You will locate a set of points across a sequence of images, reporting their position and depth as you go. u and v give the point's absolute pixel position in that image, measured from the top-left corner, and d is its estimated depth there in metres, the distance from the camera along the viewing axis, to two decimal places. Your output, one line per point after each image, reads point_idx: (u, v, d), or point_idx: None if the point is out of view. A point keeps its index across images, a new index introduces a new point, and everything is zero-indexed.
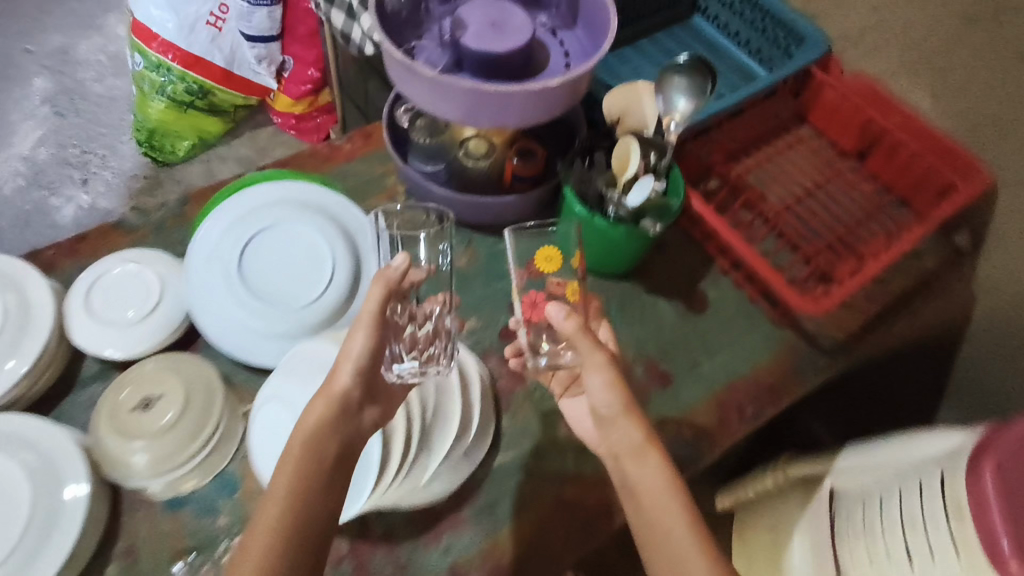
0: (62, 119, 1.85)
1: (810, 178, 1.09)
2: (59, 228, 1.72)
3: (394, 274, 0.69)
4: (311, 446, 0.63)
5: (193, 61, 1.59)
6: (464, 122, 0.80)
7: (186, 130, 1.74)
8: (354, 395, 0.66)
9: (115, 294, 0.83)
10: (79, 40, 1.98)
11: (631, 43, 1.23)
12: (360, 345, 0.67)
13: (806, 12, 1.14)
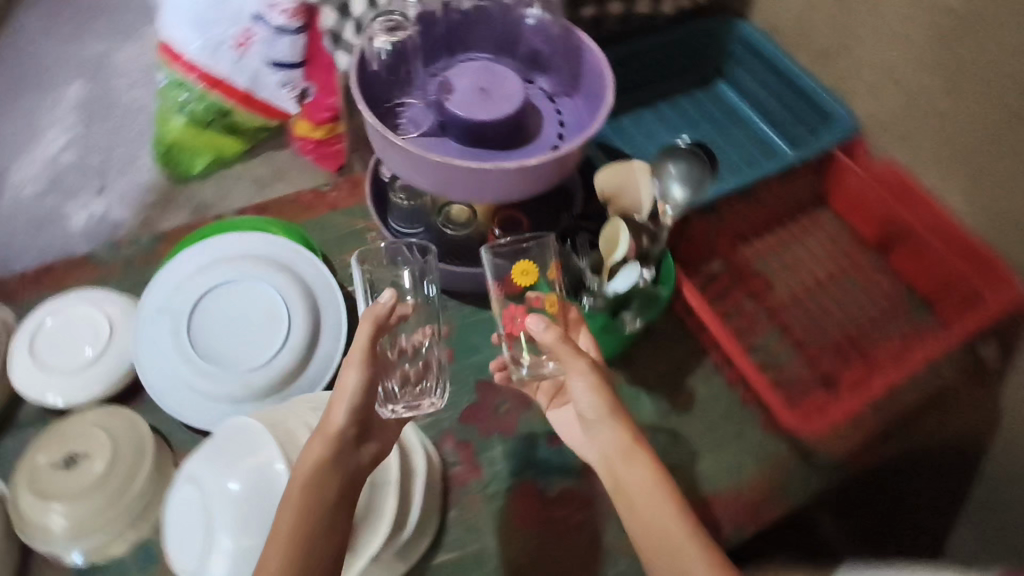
0: (90, 127, 1.72)
1: (826, 268, 1.00)
2: (69, 237, 1.53)
3: (383, 309, 0.66)
4: (312, 488, 0.60)
5: (213, 80, 1.37)
6: (438, 193, 0.75)
7: (204, 147, 1.46)
8: (349, 435, 0.64)
9: (64, 338, 0.80)
10: (116, 50, 1.89)
11: (648, 105, 1.15)
12: (355, 383, 0.64)
13: (834, 89, 1.06)
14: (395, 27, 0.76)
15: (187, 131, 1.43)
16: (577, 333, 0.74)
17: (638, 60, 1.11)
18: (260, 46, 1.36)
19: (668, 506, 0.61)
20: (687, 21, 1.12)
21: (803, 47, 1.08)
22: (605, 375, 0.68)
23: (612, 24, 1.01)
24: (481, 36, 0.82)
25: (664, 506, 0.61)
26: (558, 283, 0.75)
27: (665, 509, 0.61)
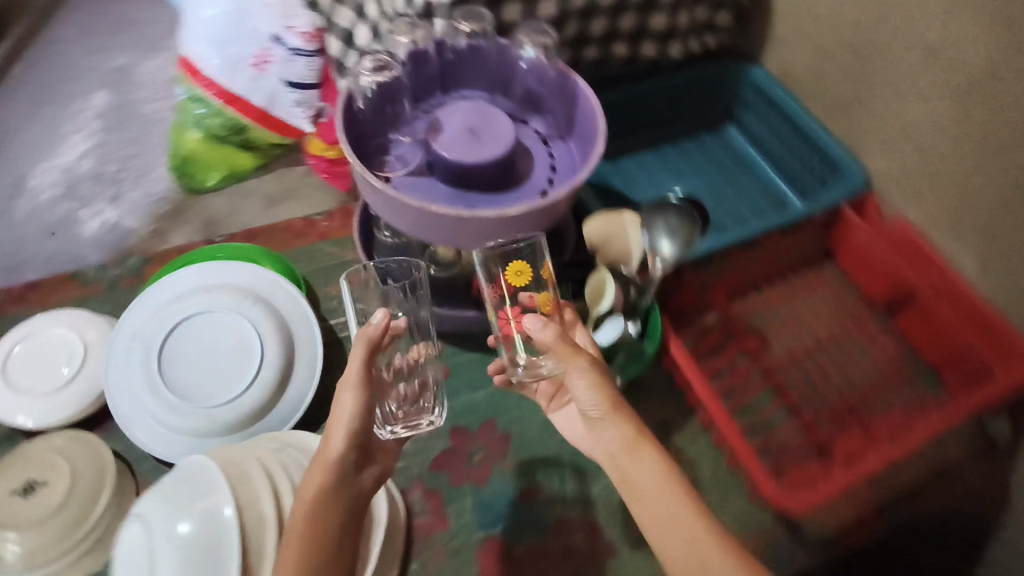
0: (109, 134, 1.58)
1: (829, 328, 0.96)
2: (79, 247, 1.39)
3: (373, 330, 0.64)
4: (315, 518, 0.60)
5: (232, 98, 1.30)
6: (419, 236, 0.74)
7: (218, 162, 1.40)
8: (348, 459, 0.63)
9: (39, 359, 0.80)
10: (144, 59, 1.73)
11: (655, 146, 1.13)
12: (350, 408, 0.63)
13: (846, 141, 1.02)
14: (383, 66, 0.75)
15: (202, 145, 1.38)
16: (574, 330, 0.69)
17: (644, 101, 1.08)
18: (281, 69, 1.28)
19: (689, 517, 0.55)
20: (698, 64, 1.09)
21: (816, 97, 1.04)
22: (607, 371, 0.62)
23: (615, 66, 0.98)
24: (476, 75, 0.81)
25: (683, 520, 0.55)
26: (553, 283, 0.69)
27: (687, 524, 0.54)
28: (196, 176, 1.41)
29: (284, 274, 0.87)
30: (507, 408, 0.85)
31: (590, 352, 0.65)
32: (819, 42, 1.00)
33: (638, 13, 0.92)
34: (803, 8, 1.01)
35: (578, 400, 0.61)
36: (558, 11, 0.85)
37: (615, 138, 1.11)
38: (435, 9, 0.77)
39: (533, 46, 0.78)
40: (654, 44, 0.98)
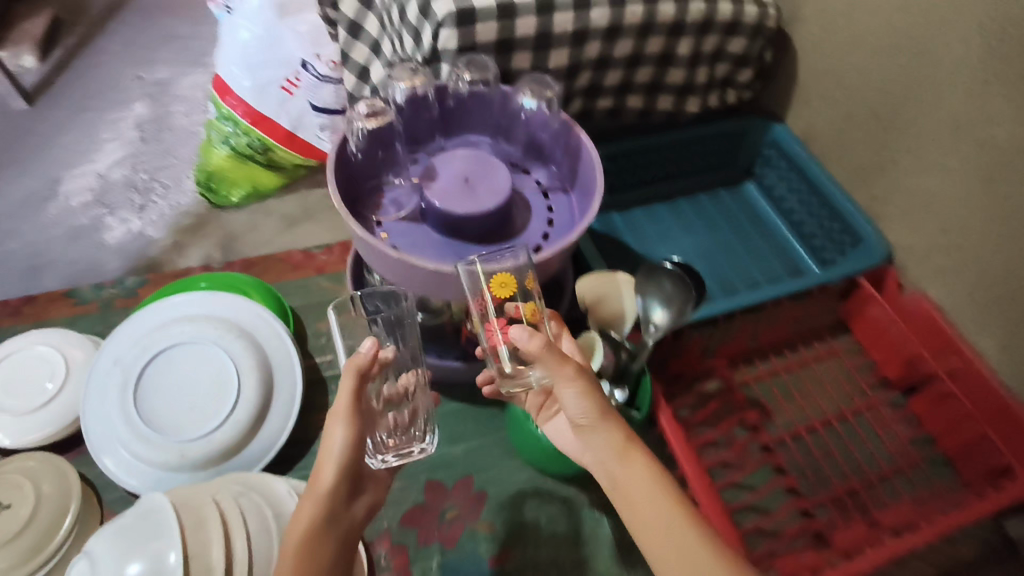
0: (144, 145, 1.54)
1: (839, 406, 0.90)
2: (103, 254, 1.35)
3: (364, 359, 0.58)
4: (308, 554, 0.53)
5: (258, 118, 1.29)
6: (402, 285, 0.72)
7: (241, 178, 1.38)
8: (339, 492, 0.57)
9: (20, 379, 0.79)
10: (183, 74, 1.70)
11: (668, 199, 1.10)
12: (340, 439, 0.56)
13: (868, 208, 0.97)
14: (376, 114, 0.73)
15: (227, 161, 1.36)
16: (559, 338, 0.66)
17: (659, 153, 1.05)
18: (308, 94, 1.27)
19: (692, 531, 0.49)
20: (718, 119, 1.06)
21: (838, 162, 1.00)
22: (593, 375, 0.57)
23: (628, 116, 0.97)
24: (480, 119, 0.81)
25: (683, 531, 0.49)
26: (538, 291, 0.65)
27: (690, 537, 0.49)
28: (221, 192, 1.40)
29: (274, 311, 0.86)
30: (486, 466, 0.82)
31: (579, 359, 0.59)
32: (843, 105, 0.96)
33: (653, 67, 0.90)
34: (826, 70, 0.97)
35: (565, 408, 0.56)
36: (568, 63, 0.83)
37: (628, 189, 1.09)
38: (442, 53, 0.76)
39: (533, 95, 0.76)
40: (671, 97, 0.96)
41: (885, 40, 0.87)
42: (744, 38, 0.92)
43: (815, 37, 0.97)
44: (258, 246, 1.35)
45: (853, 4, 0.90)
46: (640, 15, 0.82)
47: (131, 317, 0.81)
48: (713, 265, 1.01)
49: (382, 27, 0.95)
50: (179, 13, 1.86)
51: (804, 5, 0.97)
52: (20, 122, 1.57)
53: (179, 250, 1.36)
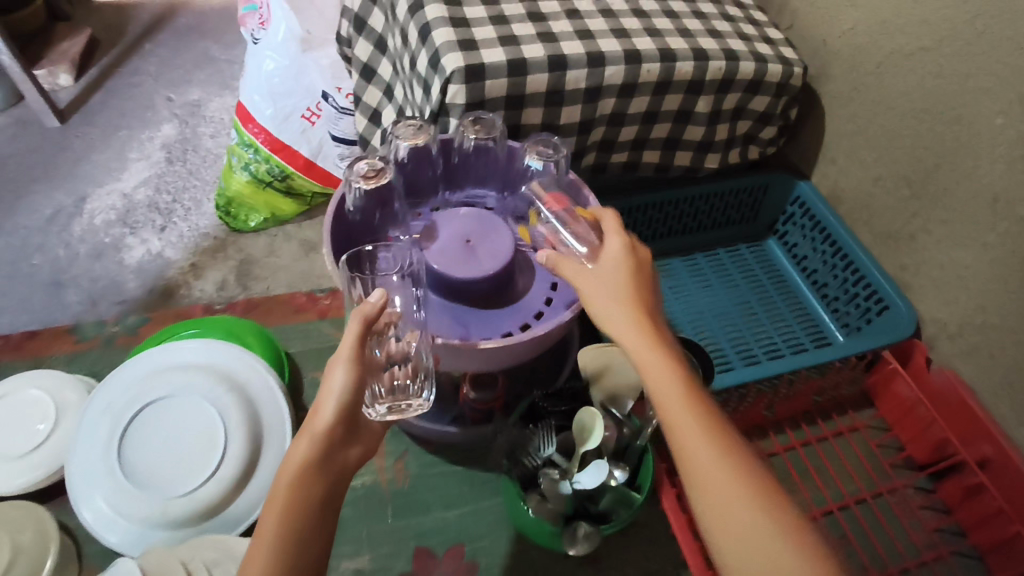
0: (169, 165, 1.53)
1: (859, 488, 0.84)
2: (120, 276, 1.33)
3: (371, 307, 0.53)
4: (295, 500, 0.48)
5: (279, 146, 1.25)
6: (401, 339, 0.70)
7: (260, 204, 1.37)
8: (338, 433, 0.51)
9: (13, 420, 0.78)
10: (213, 96, 1.69)
11: (684, 253, 1.06)
12: (341, 383, 0.51)
13: (897, 277, 0.92)
14: (375, 174, 0.68)
15: (247, 188, 1.34)
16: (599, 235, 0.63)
17: (677, 206, 1.02)
18: (329, 124, 1.23)
19: (705, 434, 0.49)
20: (739, 174, 1.03)
21: (865, 226, 0.95)
22: (626, 282, 0.57)
23: (645, 171, 0.94)
24: (486, 173, 0.79)
25: (695, 430, 0.49)
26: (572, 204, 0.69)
27: (702, 440, 0.49)
28: (239, 216, 1.39)
29: (270, 362, 0.84)
30: (480, 536, 0.77)
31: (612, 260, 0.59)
32: (872, 167, 0.92)
33: (672, 123, 0.87)
34: (854, 129, 0.93)
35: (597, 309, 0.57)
36: (582, 119, 0.81)
37: (645, 241, 1.05)
38: (449, 107, 0.74)
39: (539, 156, 0.72)
40: (690, 152, 0.93)
41: (916, 104, 0.83)
42: (767, 96, 0.89)
43: (843, 95, 0.93)
44: (275, 270, 1.34)
45: (883, 65, 0.86)
46: (657, 73, 0.79)
47: (126, 361, 0.79)
48: (731, 327, 0.96)
49: (394, 72, 0.92)
50: (215, 37, 1.86)
51: (831, 62, 0.93)
52: (50, 139, 1.56)
53: (196, 274, 1.35)
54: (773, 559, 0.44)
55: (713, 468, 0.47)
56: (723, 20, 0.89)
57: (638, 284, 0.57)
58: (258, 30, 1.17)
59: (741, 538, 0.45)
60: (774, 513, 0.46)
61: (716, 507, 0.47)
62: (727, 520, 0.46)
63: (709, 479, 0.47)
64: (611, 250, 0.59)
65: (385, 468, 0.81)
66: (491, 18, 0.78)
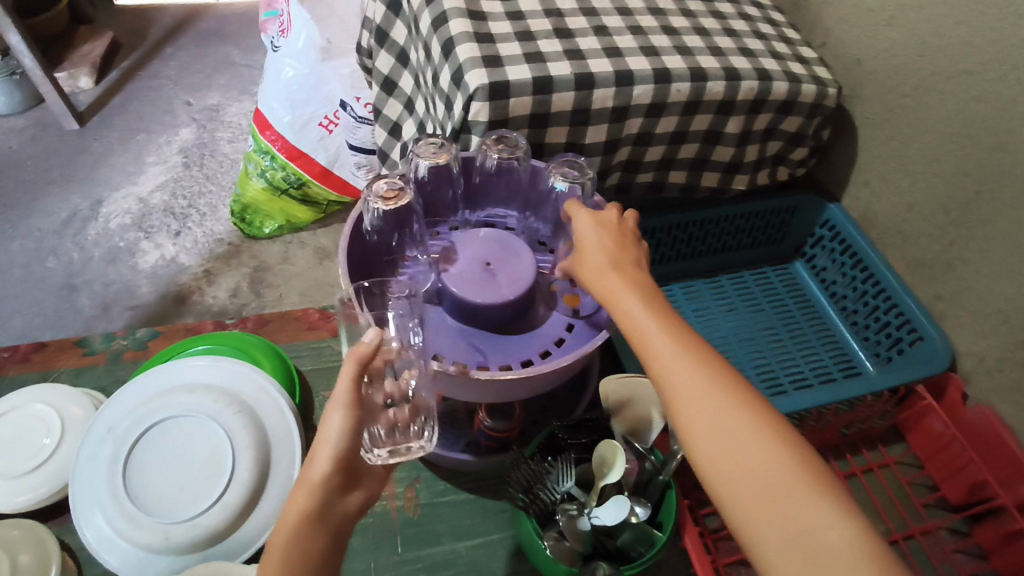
0: (185, 170, 1.52)
1: (890, 528, 0.79)
2: (133, 282, 1.32)
3: (367, 348, 0.50)
4: (295, 554, 0.46)
5: (296, 154, 1.23)
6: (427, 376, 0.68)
7: (275, 211, 1.35)
8: (336, 481, 0.48)
9: (17, 435, 0.76)
10: (232, 102, 1.69)
11: (708, 275, 1.03)
12: (337, 431, 0.48)
13: (931, 307, 0.88)
14: (395, 194, 0.66)
15: (263, 195, 1.32)
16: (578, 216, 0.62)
17: (701, 228, 0.99)
18: (347, 133, 1.20)
19: (689, 360, 0.49)
20: (767, 195, 1.00)
21: (898, 252, 0.92)
22: (604, 251, 0.58)
23: (670, 191, 0.93)
24: (509, 193, 0.77)
25: (673, 355, 0.49)
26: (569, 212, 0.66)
27: (685, 365, 0.48)
28: (254, 222, 1.38)
29: (280, 380, 0.82)
30: (492, 569, 0.74)
31: (595, 236, 0.60)
32: (906, 193, 0.89)
33: (699, 143, 0.85)
34: (888, 152, 0.90)
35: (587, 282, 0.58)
36: (607, 138, 0.79)
37: (667, 262, 1.02)
38: (472, 125, 0.72)
39: (564, 178, 0.69)
40: (716, 173, 0.91)
41: (955, 129, 0.80)
42: (799, 117, 0.86)
43: (878, 118, 0.90)
44: (289, 278, 1.34)
45: (921, 87, 0.83)
46: (687, 93, 0.77)
47: (135, 377, 0.77)
48: (756, 354, 0.92)
49: (415, 86, 0.90)
50: (235, 42, 1.86)
51: (865, 83, 0.90)
52: (69, 142, 1.56)
53: (209, 280, 1.33)
54: (756, 462, 0.44)
55: (698, 390, 0.47)
56: (754, 37, 0.86)
57: (611, 242, 0.59)
58: (278, 37, 1.14)
59: (731, 449, 0.45)
60: (759, 418, 0.46)
61: (704, 423, 0.46)
62: (715, 434, 0.45)
63: (695, 399, 0.47)
64: (582, 221, 0.61)
65: (395, 494, 0.78)
66: (516, 34, 0.76)
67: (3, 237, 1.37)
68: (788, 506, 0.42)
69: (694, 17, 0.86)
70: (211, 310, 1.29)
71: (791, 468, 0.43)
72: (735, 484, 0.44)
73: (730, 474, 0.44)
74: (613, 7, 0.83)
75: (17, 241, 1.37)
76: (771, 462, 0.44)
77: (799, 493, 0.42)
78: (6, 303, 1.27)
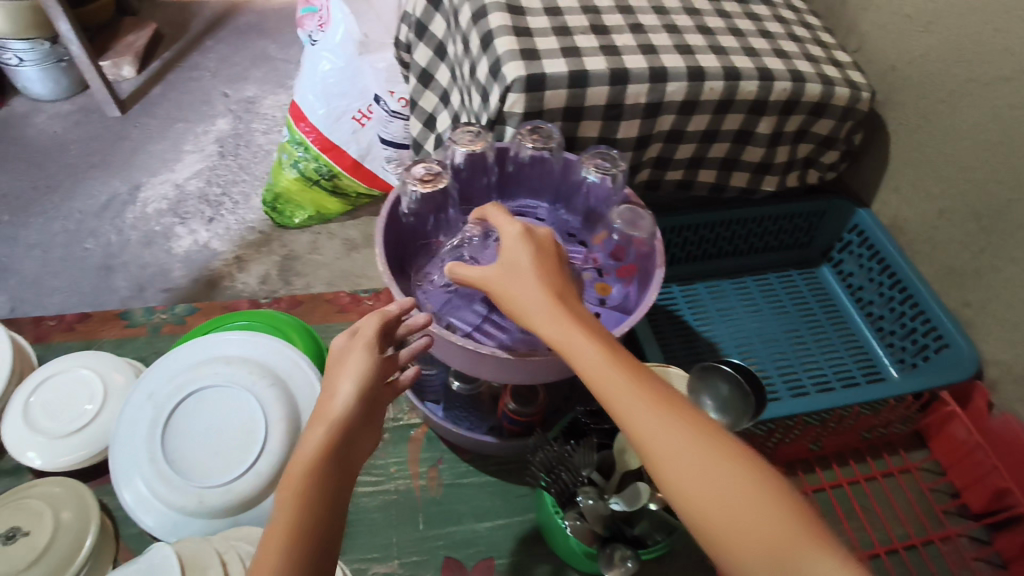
0: (221, 158, 1.57)
1: (908, 532, 0.80)
2: (167, 264, 1.37)
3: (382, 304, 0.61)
4: (312, 482, 0.44)
5: (328, 146, 1.26)
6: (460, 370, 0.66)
7: (305, 201, 1.39)
8: (355, 418, 0.49)
9: (58, 397, 0.80)
10: (268, 94, 1.73)
11: (734, 275, 1.03)
12: (364, 365, 0.50)
13: (959, 314, 0.88)
14: (432, 178, 0.68)
15: (295, 185, 1.36)
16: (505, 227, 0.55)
17: (728, 228, 1.00)
18: (379, 126, 1.23)
19: (626, 371, 0.44)
20: (795, 198, 1.00)
21: (928, 258, 0.92)
22: (535, 266, 0.51)
23: (698, 190, 0.94)
24: (540, 184, 0.78)
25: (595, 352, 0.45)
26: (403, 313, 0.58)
27: (625, 378, 0.44)
28: (285, 212, 1.41)
29: (312, 356, 0.85)
30: (510, 552, 0.75)
31: (521, 243, 0.52)
32: (938, 199, 0.89)
33: (730, 142, 0.86)
34: (920, 158, 0.90)
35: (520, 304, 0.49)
36: (639, 134, 0.80)
37: (692, 261, 1.03)
38: (507, 116, 0.74)
39: (596, 170, 0.71)
40: (747, 173, 0.92)
41: (991, 136, 0.80)
42: (832, 120, 0.87)
43: (911, 124, 0.90)
44: (317, 268, 1.37)
45: (957, 94, 0.83)
46: (719, 91, 0.78)
47: (175, 349, 0.80)
48: (779, 355, 0.93)
49: (451, 78, 0.93)
50: (273, 37, 1.91)
51: (899, 89, 0.90)
52: (110, 128, 1.61)
53: (240, 266, 1.37)
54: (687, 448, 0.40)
55: (678, 446, 0.40)
56: (789, 40, 0.87)
57: (548, 271, 0.51)
58: (316, 31, 1.17)
59: (724, 514, 0.38)
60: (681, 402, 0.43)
61: (692, 491, 0.39)
62: (705, 501, 0.38)
63: (655, 437, 0.41)
64: (512, 242, 0.53)
65: (418, 474, 0.81)
66: (554, 29, 0.77)
67: (45, 217, 1.42)
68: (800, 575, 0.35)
69: (729, 18, 0.87)
70: (241, 295, 1.33)
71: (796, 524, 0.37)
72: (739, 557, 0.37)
73: (728, 541, 0.37)
74: (650, 7, 0.85)
75: (58, 221, 1.42)
76: (766, 515, 0.37)
77: (804, 544, 0.36)
78: (45, 281, 1.32)
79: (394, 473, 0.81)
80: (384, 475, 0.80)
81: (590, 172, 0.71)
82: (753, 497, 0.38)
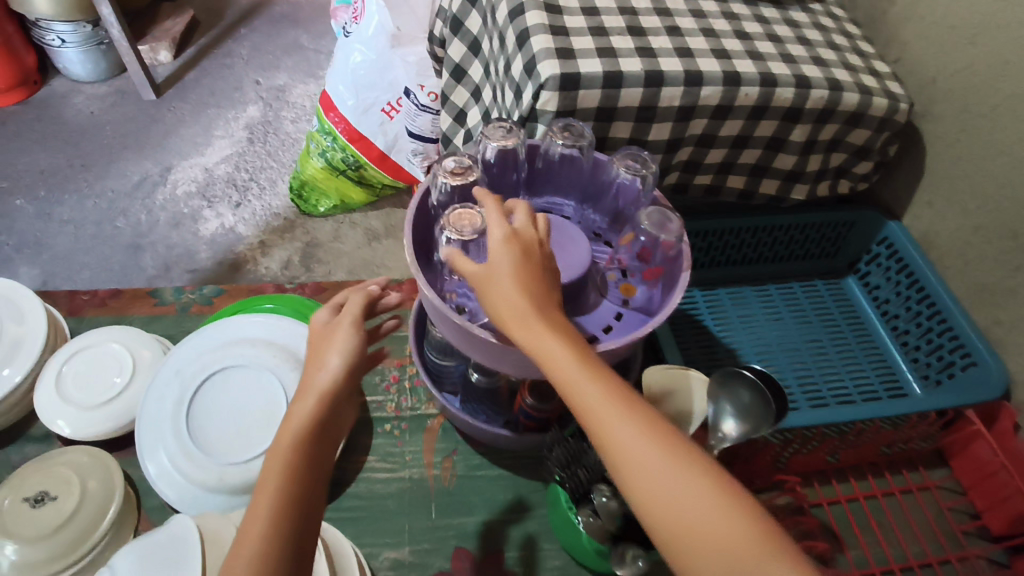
0: (250, 144, 1.59)
1: (925, 550, 0.79)
2: (194, 245, 1.39)
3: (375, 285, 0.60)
4: (301, 455, 0.46)
5: (356, 136, 1.27)
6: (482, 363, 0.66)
7: (331, 189, 1.40)
8: (341, 392, 0.51)
9: (87, 370, 0.81)
10: (299, 83, 1.75)
11: (757, 283, 1.02)
12: (350, 339, 0.53)
13: (988, 333, 0.87)
14: (463, 170, 0.69)
15: (321, 173, 1.37)
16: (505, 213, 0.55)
17: (754, 234, 0.99)
18: (406, 119, 1.23)
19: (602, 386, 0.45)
20: (825, 207, 0.99)
21: (958, 274, 0.91)
22: (522, 261, 0.50)
23: (726, 196, 0.94)
24: (568, 181, 0.78)
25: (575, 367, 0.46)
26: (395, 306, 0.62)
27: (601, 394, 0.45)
28: (310, 200, 1.43)
29: None
30: (520, 545, 0.76)
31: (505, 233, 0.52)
32: (973, 215, 0.88)
33: (762, 149, 0.85)
34: (956, 173, 0.89)
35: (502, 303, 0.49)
36: (670, 137, 0.80)
37: (715, 267, 1.02)
38: (539, 114, 0.74)
39: (626, 171, 0.71)
40: (777, 181, 0.91)
41: None
42: (868, 130, 0.86)
43: (949, 137, 0.88)
44: (338, 256, 1.38)
45: (999, 109, 0.82)
46: (755, 97, 0.77)
47: (202, 328, 0.82)
48: (800, 365, 0.92)
49: (483, 74, 0.93)
50: (305, 27, 1.92)
51: (939, 101, 0.88)
52: (145, 111, 1.64)
53: (263, 251, 1.39)
54: (657, 469, 0.42)
55: (639, 446, 0.43)
56: (828, 48, 0.86)
57: (528, 266, 0.51)
58: (351, 22, 1.18)
59: (678, 511, 0.41)
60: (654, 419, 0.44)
61: (651, 492, 0.41)
62: (660, 495, 0.41)
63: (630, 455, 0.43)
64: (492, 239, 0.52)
65: (433, 463, 0.82)
66: (590, 29, 0.77)
67: (79, 195, 1.45)
68: (742, 562, 0.38)
69: (768, 25, 0.86)
70: (263, 279, 1.35)
71: (741, 515, 0.40)
72: (690, 552, 0.40)
73: (680, 531, 0.40)
74: (687, 10, 0.84)
75: (91, 199, 1.45)
76: (718, 509, 0.40)
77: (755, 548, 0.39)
78: (75, 257, 1.35)
79: (409, 461, 0.81)
80: (400, 462, 0.81)
81: (622, 171, 0.71)
82: (704, 492, 0.41)
